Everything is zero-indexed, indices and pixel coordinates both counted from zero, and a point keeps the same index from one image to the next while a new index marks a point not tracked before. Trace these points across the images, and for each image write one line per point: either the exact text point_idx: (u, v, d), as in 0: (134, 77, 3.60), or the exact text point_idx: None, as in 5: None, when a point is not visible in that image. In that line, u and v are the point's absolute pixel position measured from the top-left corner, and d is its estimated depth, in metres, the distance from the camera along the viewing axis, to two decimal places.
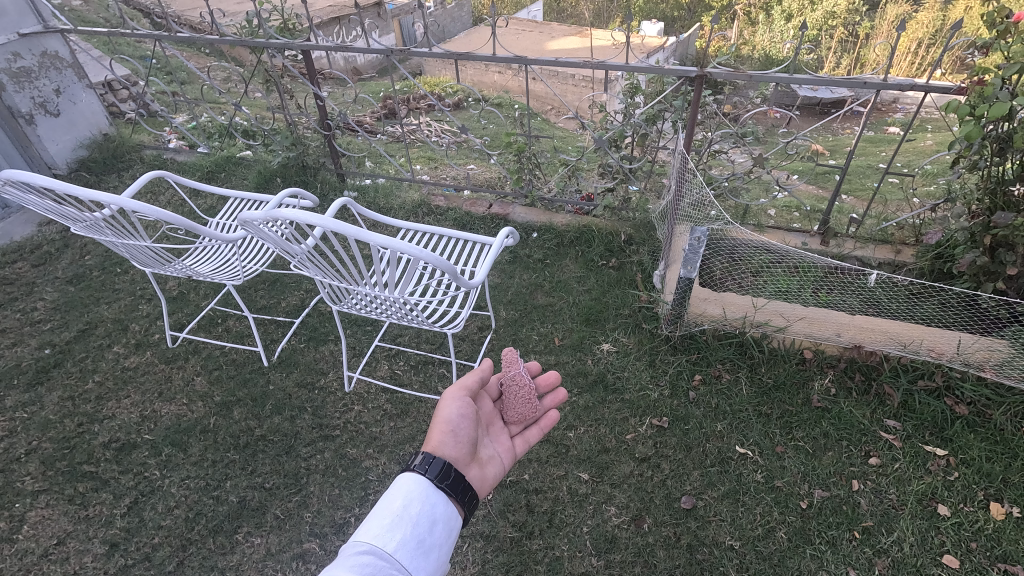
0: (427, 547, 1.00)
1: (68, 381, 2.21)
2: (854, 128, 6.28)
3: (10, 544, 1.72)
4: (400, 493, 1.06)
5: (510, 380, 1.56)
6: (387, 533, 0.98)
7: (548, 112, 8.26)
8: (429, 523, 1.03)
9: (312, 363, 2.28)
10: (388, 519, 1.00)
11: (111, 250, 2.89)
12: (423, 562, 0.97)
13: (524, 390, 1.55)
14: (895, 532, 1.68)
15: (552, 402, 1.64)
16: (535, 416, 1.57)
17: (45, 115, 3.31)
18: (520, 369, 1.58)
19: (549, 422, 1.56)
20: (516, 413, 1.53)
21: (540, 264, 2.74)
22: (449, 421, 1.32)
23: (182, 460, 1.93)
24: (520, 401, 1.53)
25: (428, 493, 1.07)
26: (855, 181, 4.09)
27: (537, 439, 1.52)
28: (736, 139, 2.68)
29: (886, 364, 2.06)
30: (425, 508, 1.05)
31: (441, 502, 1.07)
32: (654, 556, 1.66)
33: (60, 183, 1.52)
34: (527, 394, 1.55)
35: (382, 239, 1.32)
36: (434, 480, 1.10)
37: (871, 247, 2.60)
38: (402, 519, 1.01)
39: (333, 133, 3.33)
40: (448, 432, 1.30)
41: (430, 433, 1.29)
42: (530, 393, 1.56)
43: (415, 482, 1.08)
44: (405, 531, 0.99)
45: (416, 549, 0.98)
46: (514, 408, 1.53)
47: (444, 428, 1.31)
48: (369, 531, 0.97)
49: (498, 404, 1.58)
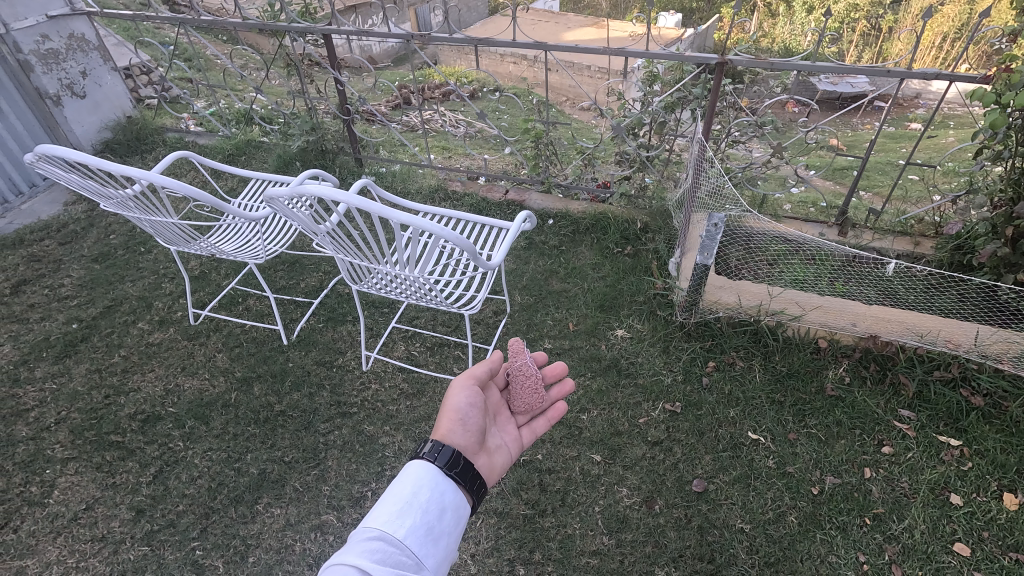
0: (437, 535, 0.98)
1: (95, 355, 2.28)
2: (874, 123, 6.17)
3: (41, 508, 1.78)
4: (409, 481, 1.04)
5: (516, 370, 1.55)
6: (396, 520, 0.95)
7: (563, 103, 8.21)
8: (437, 511, 1.01)
9: (331, 342, 2.32)
10: (396, 507, 0.98)
11: (136, 230, 2.96)
12: (432, 550, 0.95)
13: (530, 381, 1.54)
14: (906, 520, 1.69)
15: (558, 395, 1.64)
16: (542, 406, 1.57)
17: (71, 96, 3.37)
18: (526, 359, 1.57)
19: (556, 413, 1.56)
20: (523, 403, 1.53)
21: (555, 250, 2.76)
22: (458, 411, 1.32)
23: (204, 433, 1.99)
24: (527, 391, 1.53)
25: (436, 480, 1.05)
26: (873, 177, 4.04)
27: (544, 430, 1.53)
28: (754, 129, 2.67)
29: (902, 355, 2.05)
30: (434, 495, 1.02)
31: (450, 490, 1.05)
32: (665, 537, 1.68)
33: (94, 158, 1.56)
34: (534, 385, 1.55)
35: (405, 216, 1.34)
36: (443, 468, 1.08)
37: (889, 238, 2.59)
38: (411, 507, 0.99)
39: (352, 118, 3.37)
40: (458, 421, 1.30)
41: (439, 422, 1.30)
42: (536, 384, 1.56)
43: (423, 470, 1.06)
44: (415, 518, 0.97)
45: (424, 536, 0.95)
46: (521, 398, 1.53)
47: (453, 417, 1.31)
48: (378, 519, 0.95)
49: (505, 394, 1.59)
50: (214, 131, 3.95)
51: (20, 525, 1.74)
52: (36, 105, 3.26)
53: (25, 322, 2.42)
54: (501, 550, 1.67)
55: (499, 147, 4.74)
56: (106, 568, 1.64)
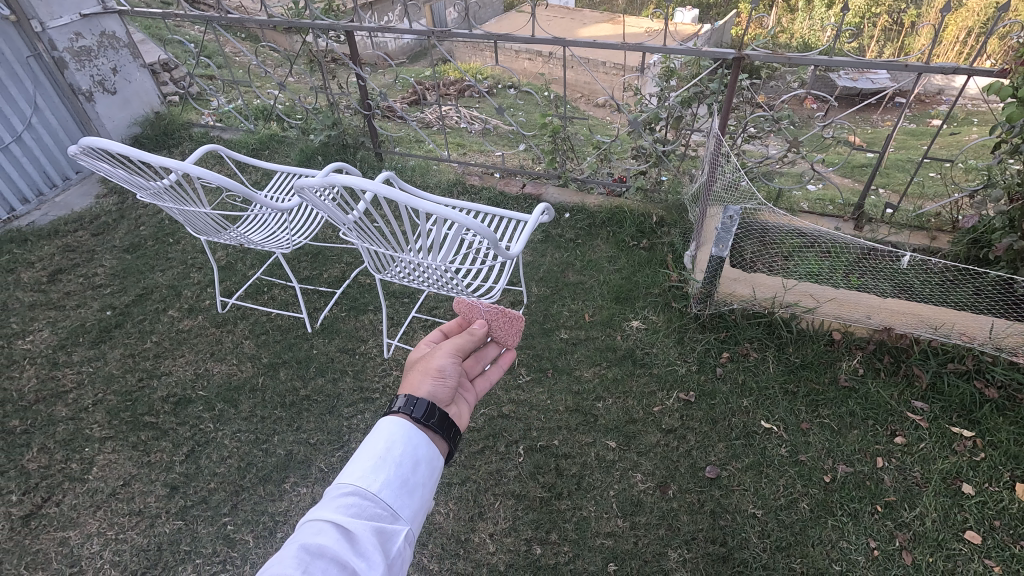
0: (414, 486, 0.90)
1: (128, 340, 2.37)
2: (894, 120, 6.10)
3: (82, 483, 1.87)
4: (384, 433, 0.94)
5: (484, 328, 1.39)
6: (371, 473, 0.87)
7: (579, 100, 8.22)
8: (413, 463, 0.91)
9: (353, 331, 2.40)
10: (370, 460, 0.89)
11: (165, 222, 3.05)
12: (409, 502, 0.87)
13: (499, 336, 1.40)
14: (917, 508, 1.71)
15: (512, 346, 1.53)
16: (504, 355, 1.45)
17: (102, 93, 3.48)
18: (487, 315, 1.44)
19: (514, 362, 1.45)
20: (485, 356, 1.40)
21: (571, 243, 2.80)
22: (440, 367, 1.15)
23: (233, 415, 2.07)
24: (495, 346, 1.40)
25: (410, 433, 0.95)
26: (892, 174, 4.02)
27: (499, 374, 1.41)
28: (771, 124, 2.68)
29: (916, 347, 2.07)
30: (410, 447, 0.93)
31: (425, 443, 0.95)
32: (677, 520, 1.73)
33: (134, 150, 1.64)
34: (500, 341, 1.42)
35: (432, 206, 1.40)
36: (419, 421, 0.98)
37: (905, 233, 2.61)
38: (385, 459, 0.89)
39: (373, 113, 3.43)
40: (437, 379, 1.12)
41: (416, 379, 1.11)
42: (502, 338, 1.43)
43: (397, 424, 0.95)
44: (389, 471, 0.88)
45: (400, 489, 0.87)
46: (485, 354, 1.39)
47: (435, 373, 1.13)
48: (353, 473, 0.86)
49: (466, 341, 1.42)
50: (238, 126, 4.04)
51: (62, 498, 1.83)
52: (69, 100, 3.38)
53: (62, 308, 2.53)
54: (519, 530, 1.72)
55: (515, 143, 4.79)
56: (144, 540, 1.72)
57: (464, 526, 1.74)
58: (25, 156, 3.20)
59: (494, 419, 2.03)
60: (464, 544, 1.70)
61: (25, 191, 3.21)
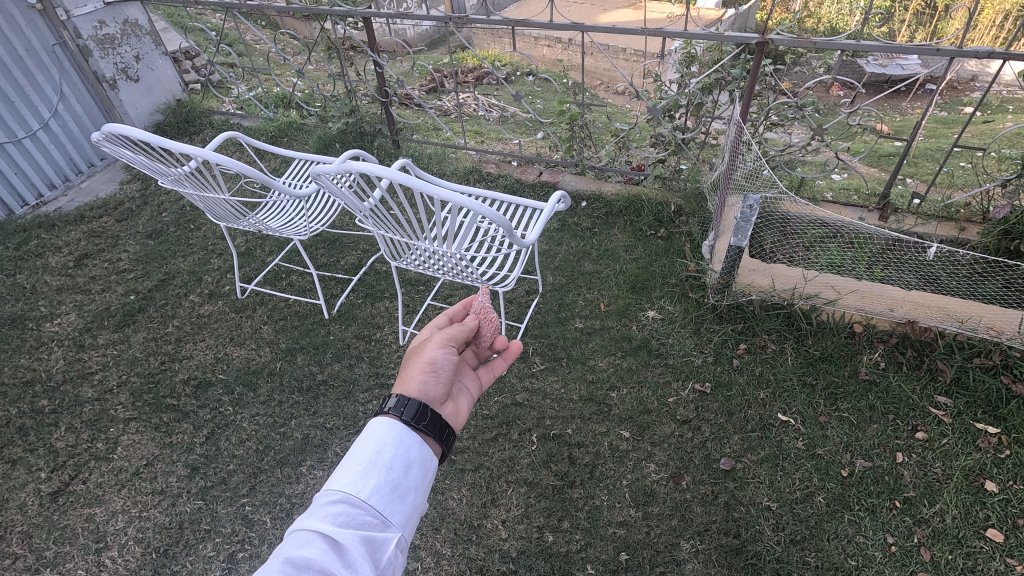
0: (405, 490, 0.88)
1: (151, 324, 2.42)
2: (925, 108, 5.90)
3: (107, 462, 1.93)
4: (374, 435, 0.92)
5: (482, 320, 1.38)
6: (361, 478, 0.85)
7: (598, 87, 8.10)
8: (405, 466, 0.90)
9: (369, 317, 2.42)
10: (360, 465, 0.86)
11: (186, 209, 3.10)
12: (400, 507, 0.85)
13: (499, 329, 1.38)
14: (937, 504, 1.68)
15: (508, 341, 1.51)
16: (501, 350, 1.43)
17: (126, 80, 3.53)
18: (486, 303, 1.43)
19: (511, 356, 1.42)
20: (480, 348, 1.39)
21: (588, 232, 2.78)
22: (434, 361, 1.14)
23: (252, 398, 2.11)
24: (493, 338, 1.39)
25: (402, 435, 0.93)
26: (920, 163, 3.91)
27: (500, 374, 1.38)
28: (795, 111, 2.62)
29: (941, 341, 2.02)
30: (401, 449, 0.91)
31: (417, 444, 0.93)
32: (691, 511, 1.72)
33: (156, 137, 1.65)
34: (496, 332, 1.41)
35: (445, 193, 1.39)
36: (411, 422, 0.95)
37: (933, 224, 2.54)
38: (376, 464, 0.87)
39: (390, 100, 3.43)
40: (430, 372, 1.12)
41: (409, 374, 1.10)
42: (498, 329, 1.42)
43: (388, 425, 0.93)
44: (379, 476, 0.86)
45: (391, 494, 0.85)
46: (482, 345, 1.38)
47: (428, 369, 1.12)
48: (341, 478, 0.84)
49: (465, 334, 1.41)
50: (258, 113, 4.07)
51: (88, 477, 1.89)
52: (93, 88, 3.43)
53: (87, 292, 2.59)
54: (531, 517, 1.73)
55: (533, 131, 4.75)
56: (166, 518, 1.77)
57: (477, 512, 1.75)
58: (52, 142, 3.27)
59: (508, 407, 2.03)
60: (477, 530, 1.71)
61: (52, 177, 3.28)
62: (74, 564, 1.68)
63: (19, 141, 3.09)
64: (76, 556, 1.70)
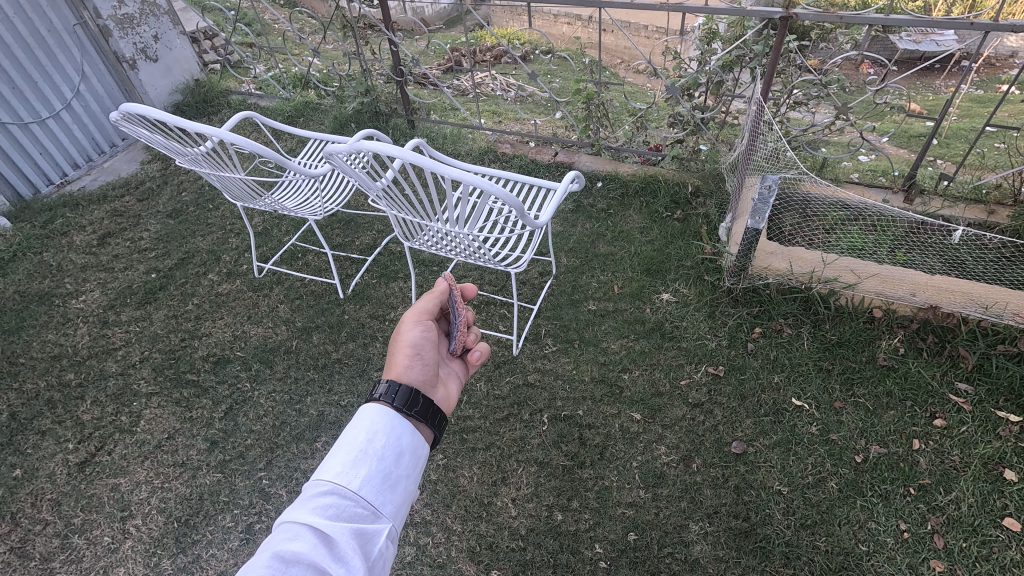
0: (396, 479, 0.85)
1: (172, 302, 2.47)
2: (958, 85, 5.66)
3: (130, 435, 1.99)
4: (365, 423, 0.89)
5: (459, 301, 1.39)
6: (351, 468, 0.82)
7: (618, 65, 7.94)
8: (396, 455, 0.87)
9: (383, 297, 2.44)
10: (350, 454, 0.84)
11: (205, 188, 3.13)
12: (391, 497, 0.83)
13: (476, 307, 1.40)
14: (953, 492, 1.66)
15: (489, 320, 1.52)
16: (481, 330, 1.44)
17: (145, 60, 3.55)
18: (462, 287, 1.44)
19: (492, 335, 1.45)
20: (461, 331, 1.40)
21: (603, 213, 2.75)
22: (414, 344, 1.16)
23: (269, 375, 2.15)
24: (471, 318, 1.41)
25: (393, 423, 0.90)
26: (952, 144, 3.76)
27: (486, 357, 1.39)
28: (819, 89, 2.52)
29: (964, 326, 1.98)
30: (393, 437, 0.88)
31: (409, 432, 0.90)
32: (700, 494, 1.72)
33: (171, 117, 1.66)
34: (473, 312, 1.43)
35: (457, 173, 1.38)
36: (401, 408, 0.96)
37: (960, 207, 2.46)
38: (366, 453, 0.85)
39: (405, 79, 3.40)
40: (413, 355, 1.13)
41: (392, 359, 1.12)
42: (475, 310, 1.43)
43: (379, 413, 0.90)
44: (370, 466, 0.83)
45: (382, 484, 0.82)
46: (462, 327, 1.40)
47: (410, 352, 1.14)
48: (331, 468, 0.81)
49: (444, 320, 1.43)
50: (275, 93, 4.08)
51: (113, 448, 1.95)
52: (114, 68, 3.47)
53: (110, 270, 2.65)
54: (541, 496, 1.75)
55: (550, 111, 4.68)
56: (187, 490, 1.83)
57: (487, 490, 1.78)
58: (75, 123, 3.32)
59: (519, 387, 2.05)
60: (487, 507, 1.74)
61: (76, 157, 3.35)
62: (101, 531, 1.75)
63: (43, 121, 3.14)
64: (103, 523, 1.76)
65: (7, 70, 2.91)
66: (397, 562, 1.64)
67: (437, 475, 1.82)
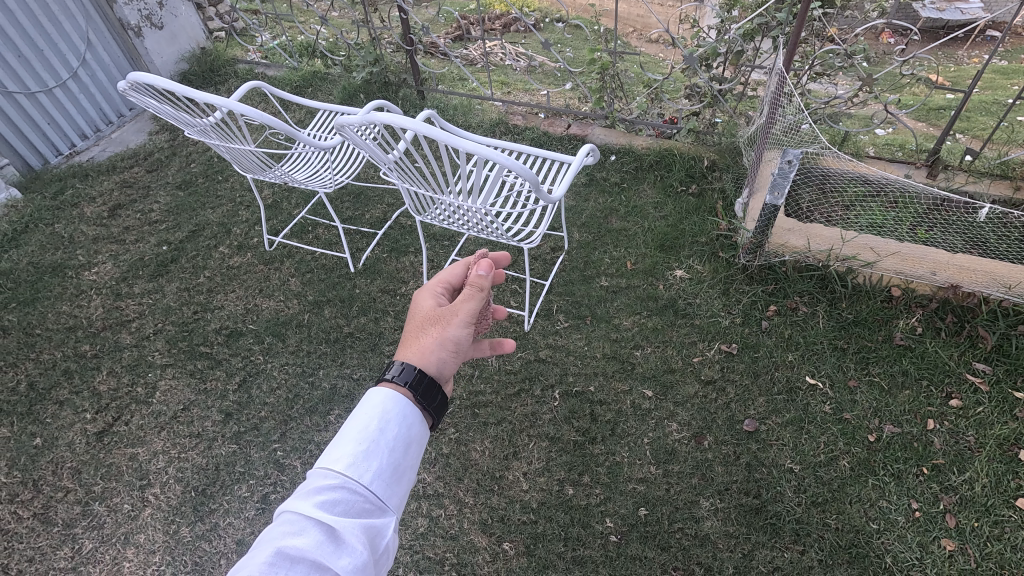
0: (403, 470, 0.83)
1: (183, 275, 2.47)
2: (983, 56, 5.43)
3: (146, 405, 2.02)
4: (374, 409, 0.86)
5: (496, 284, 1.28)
6: (361, 460, 0.79)
7: (631, 34, 7.71)
8: (405, 446, 0.85)
9: (394, 272, 2.42)
10: (360, 444, 0.80)
11: (213, 159, 3.11)
12: (397, 489, 0.81)
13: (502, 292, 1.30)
14: (967, 472, 1.65)
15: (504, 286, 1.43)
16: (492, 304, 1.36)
17: (150, 27, 3.48)
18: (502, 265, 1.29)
19: None
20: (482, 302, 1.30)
21: (616, 188, 2.70)
22: (458, 341, 1.04)
23: (282, 348, 2.16)
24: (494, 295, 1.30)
25: (404, 411, 0.87)
26: (975, 117, 3.64)
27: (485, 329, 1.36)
28: (843, 59, 2.44)
29: (985, 307, 1.96)
30: (403, 427, 0.85)
31: (418, 422, 0.88)
32: (711, 470, 1.73)
33: (179, 86, 1.63)
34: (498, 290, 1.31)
35: (473, 146, 1.35)
36: (418, 400, 0.91)
37: (985, 183, 2.40)
38: (377, 444, 0.82)
39: (415, 48, 3.31)
40: (453, 354, 1.03)
41: (432, 350, 1.01)
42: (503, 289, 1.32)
43: (392, 400, 0.87)
44: (380, 459, 0.80)
45: (390, 476, 0.80)
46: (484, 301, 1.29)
47: (451, 348, 1.03)
48: (339, 459, 0.78)
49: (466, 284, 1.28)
50: (282, 63, 4.01)
51: (130, 418, 1.98)
52: (119, 36, 3.42)
53: (122, 242, 2.65)
54: (551, 470, 1.76)
55: (562, 82, 4.58)
56: (203, 460, 1.86)
57: (499, 464, 1.79)
58: (82, 92, 3.29)
59: (531, 362, 2.04)
60: (499, 481, 1.75)
61: (83, 127, 3.32)
62: (120, 499, 1.78)
63: (50, 90, 3.11)
64: (122, 491, 1.80)
65: (11, 37, 2.87)
66: (411, 533, 1.66)
67: (449, 448, 1.84)
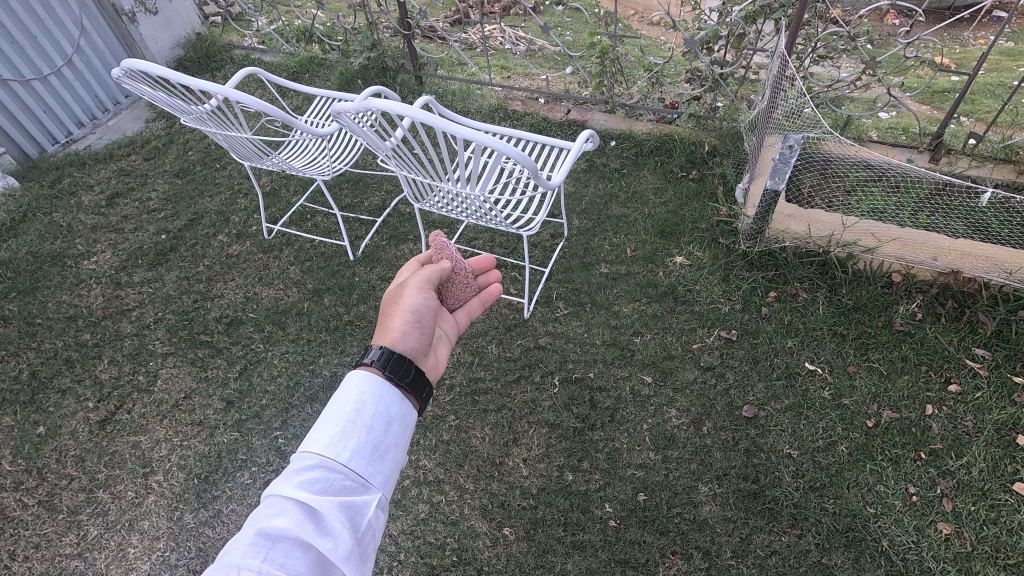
0: (386, 449, 0.84)
1: (182, 264, 2.47)
2: (989, 38, 5.35)
3: (148, 394, 2.03)
4: (353, 391, 0.86)
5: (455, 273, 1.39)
6: (339, 440, 0.80)
7: (632, 17, 7.60)
8: (385, 424, 0.85)
9: (394, 259, 2.42)
10: (339, 425, 0.81)
11: (211, 147, 3.09)
12: (380, 467, 0.81)
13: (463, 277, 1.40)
14: (965, 457, 1.66)
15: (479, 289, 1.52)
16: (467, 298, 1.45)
17: (145, 12, 3.44)
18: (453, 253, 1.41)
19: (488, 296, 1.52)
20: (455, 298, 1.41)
21: (616, 174, 2.68)
22: (415, 309, 1.09)
23: (281, 336, 2.17)
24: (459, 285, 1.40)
25: (383, 391, 0.88)
26: (979, 100, 3.59)
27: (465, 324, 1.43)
28: (846, 42, 2.40)
29: (985, 292, 1.96)
30: (383, 407, 0.86)
31: (398, 401, 0.89)
32: (710, 456, 1.74)
33: (173, 73, 1.61)
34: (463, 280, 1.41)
35: (471, 133, 1.33)
36: (392, 378, 0.91)
37: (987, 168, 2.38)
38: (356, 424, 0.82)
39: (412, 33, 3.27)
40: (412, 322, 1.07)
41: (390, 323, 1.06)
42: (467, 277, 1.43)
43: (369, 381, 0.88)
44: (359, 438, 0.81)
45: (372, 454, 0.81)
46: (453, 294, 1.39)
47: (410, 318, 1.08)
48: (318, 440, 0.79)
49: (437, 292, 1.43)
50: (279, 48, 3.96)
51: (132, 407, 1.99)
52: (114, 22, 3.37)
53: (120, 231, 2.64)
54: (551, 456, 1.78)
55: (562, 66, 4.52)
56: (205, 448, 1.87)
57: (499, 450, 1.80)
58: (77, 80, 3.25)
59: (530, 349, 2.05)
60: (500, 467, 1.77)
61: (79, 115, 3.29)
62: (124, 486, 1.80)
63: (45, 77, 3.08)
64: (126, 478, 1.82)
65: (4, 23, 2.83)
66: (412, 519, 1.68)
67: (449, 435, 1.85)
